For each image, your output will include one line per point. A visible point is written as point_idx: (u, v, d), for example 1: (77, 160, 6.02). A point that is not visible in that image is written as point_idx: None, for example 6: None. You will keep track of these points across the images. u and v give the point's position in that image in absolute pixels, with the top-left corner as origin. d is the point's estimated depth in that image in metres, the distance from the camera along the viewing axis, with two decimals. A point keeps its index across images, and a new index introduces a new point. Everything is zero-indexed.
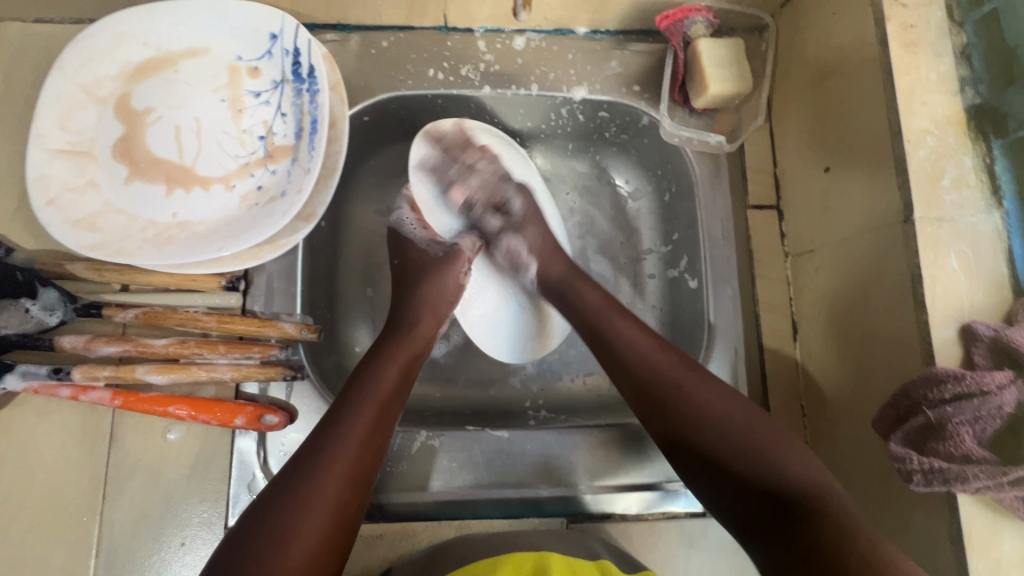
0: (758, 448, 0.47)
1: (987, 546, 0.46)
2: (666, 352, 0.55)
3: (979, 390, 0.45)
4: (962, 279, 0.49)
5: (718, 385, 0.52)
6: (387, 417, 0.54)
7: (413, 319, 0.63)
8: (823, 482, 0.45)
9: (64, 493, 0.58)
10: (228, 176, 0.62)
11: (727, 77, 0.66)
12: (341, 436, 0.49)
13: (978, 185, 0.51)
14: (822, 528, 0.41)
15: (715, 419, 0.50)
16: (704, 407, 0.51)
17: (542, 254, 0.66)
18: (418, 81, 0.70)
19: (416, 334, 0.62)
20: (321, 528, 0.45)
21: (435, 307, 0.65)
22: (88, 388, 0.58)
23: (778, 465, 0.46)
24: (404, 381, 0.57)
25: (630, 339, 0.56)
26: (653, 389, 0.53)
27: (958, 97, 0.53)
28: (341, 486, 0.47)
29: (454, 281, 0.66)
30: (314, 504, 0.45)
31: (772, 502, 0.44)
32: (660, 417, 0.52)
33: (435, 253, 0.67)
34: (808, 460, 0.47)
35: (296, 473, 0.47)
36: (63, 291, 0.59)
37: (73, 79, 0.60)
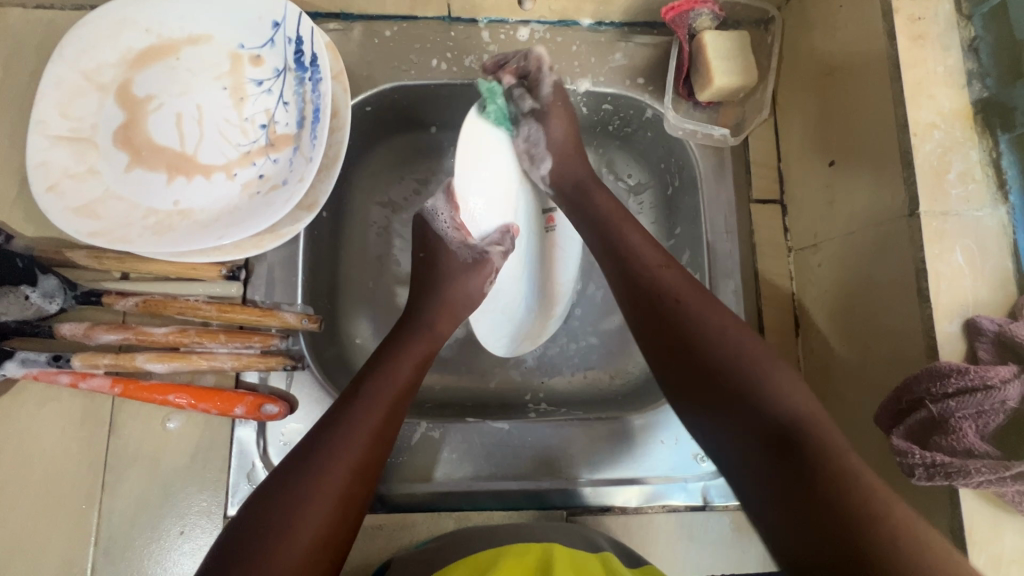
0: (747, 364, 0.47)
1: (989, 541, 0.45)
2: (669, 270, 0.54)
3: (983, 383, 0.44)
4: (967, 274, 0.49)
5: (724, 313, 0.51)
6: (395, 416, 0.53)
7: (429, 314, 0.63)
8: (806, 403, 0.45)
9: (63, 480, 0.58)
10: (229, 164, 0.62)
11: (732, 70, 0.66)
12: (349, 430, 0.49)
13: (984, 180, 0.51)
14: (807, 458, 0.41)
15: (711, 338, 0.49)
16: (703, 327, 0.50)
17: (565, 151, 0.66)
18: (421, 71, 0.70)
19: (430, 332, 0.62)
20: (323, 524, 0.44)
21: (451, 305, 0.64)
22: (88, 375, 0.57)
23: (765, 392, 0.45)
24: (415, 380, 0.57)
25: (635, 246, 0.57)
26: (659, 306, 0.53)
27: (966, 91, 0.52)
28: (347, 480, 0.47)
29: (479, 291, 0.66)
30: (320, 497, 0.45)
31: (754, 419, 0.45)
32: (658, 330, 0.52)
33: (465, 258, 0.65)
34: (796, 381, 0.46)
35: (300, 466, 0.47)
36: (63, 278, 0.59)
37: (74, 64, 0.59)
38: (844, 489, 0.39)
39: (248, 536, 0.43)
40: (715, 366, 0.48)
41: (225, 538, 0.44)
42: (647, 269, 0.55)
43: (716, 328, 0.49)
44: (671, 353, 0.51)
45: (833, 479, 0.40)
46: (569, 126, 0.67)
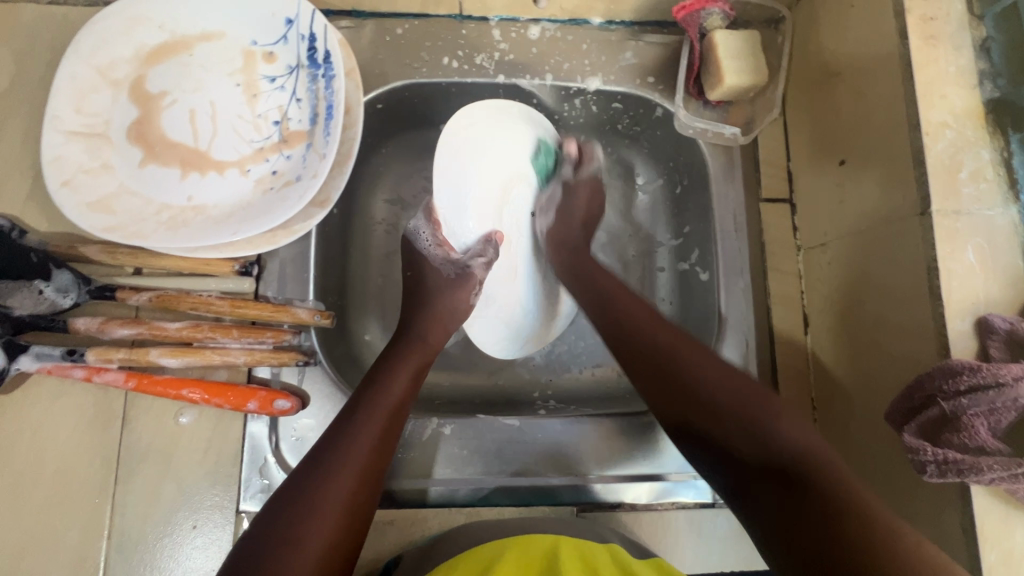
0: (747, 409, 0.47)
1: (1000, 537, 0.46)
2: (660, 326, 0.56)
3: (996, 381, 0.45)
4: (978, 273, 0.50)
5: (711, 356, 0.52)
6: (393, 428, 0.53)
7: (421, 326, 0.63)
8: (815, 444, 0.45)
9: (76, 474, 0.58)
10: (243, 161, 0.62)
11: (742, 69, 0.66)
12: (352, 440, 0.50)
13: (995, 179, 0.51)
14: (824, 507, 0.41)
15: (711, 386, 0.50)
16: (699, 377, 0.50)
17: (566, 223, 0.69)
18: (433, 69, 0.70)
19: (423, 343, 0.62)
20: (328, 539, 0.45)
21: (439, 317, 0.64)
22: (102, 370, 0.58)
23: (771, 434, 0.46)
24: (411, 389, 0.57)
25: (630, 312, 0.58)
26: (658, 358, 0.53)
27: (977, 91, 0.53)
28: (352, 491, 0.47)
29: (469, 303, 0.66)
30: (326, 508, 0.46)
31: (766, 467, 0.45)
32: (660, 391, 0.52)
33: (448, 273, 0.66)
34: (802, 425, 0.46)
35: (308, 476, 0.47)
36: (76, 273, 0.59)
37: (89, 61, 0.60)
38: (872, 532, 0.39)
39: (257, 549, 0.43)
40: (716, 413, 0.48)
41: (235, 553, 0.44)
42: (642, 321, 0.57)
43: (709, 372, 0.51)
44: (670, 403, 0.51)
45: (855, 521, 0.39)
46: (592, 197, 0.71)
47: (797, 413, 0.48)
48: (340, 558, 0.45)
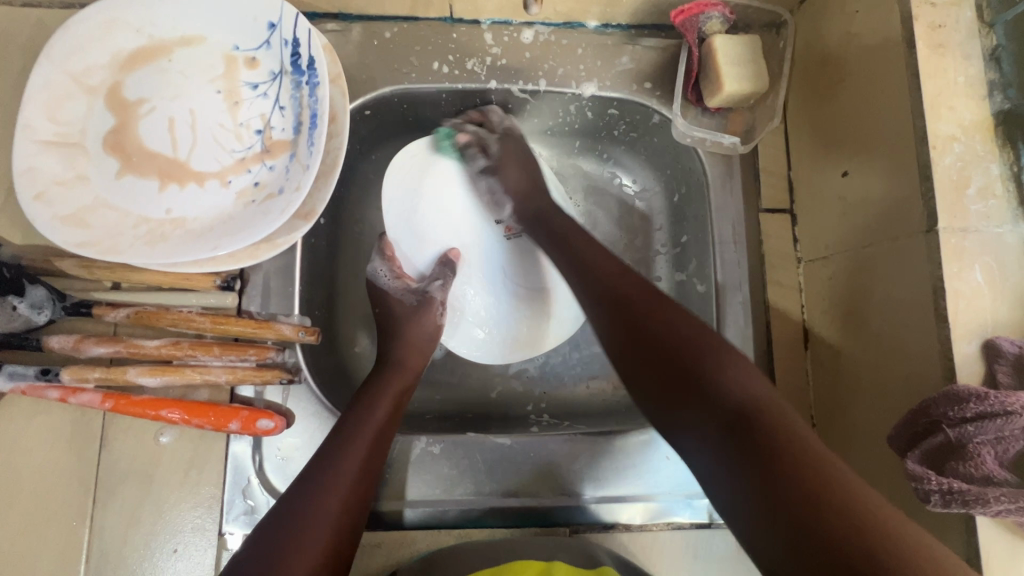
0: (705, 363, 0.46)
1: (1005, 570, 0.44)
2: (637, 286, 0.55)
3: (1003, 409, 0.43)
4: (987, 294, 0.48)
5: (684, 315, 0.51)
6: (382, 447, 0.53)
7: (399, 353, 0.63)
8: (767, 397, 0.44)
9: (52, 497, 0.56)
10: (224, 171, 0.60)
11: (743, 77, 0.64)
12: (342, 460, 0.49)
13: (1004, 195, 0.49)
14: (770, 453, 0.39)
15: (672, 337, 0.49)
16: (662, 341, 0.49)
17: (519, 190, 0.69)
18: (422, 75, 0.68)
19: (405, 369, 0.62)
20: (321, 553, 0.44)
21: (417, 343, 0.65)
22: (78, 390, 0.55)
23: (722, 383, 0.45)
24: (396, 409, 0.57)
25: (595, 262, 0.59)
26: (627, 322, 0.52)
27: (986, 103, 0.51)
28: (340, 513, 0.46)
29: (437, 323, 0.67)
30: (315, 530, 0.44)
31: (715, 408, 0.44)
32: (631, 325, 0.52)
33: (409, 302, 0.67)
34: (756, 377, 0.45)
35: (295, 500, 0.46)
36: (52, 288, 0.57)
37: (62, 66, 0.57)
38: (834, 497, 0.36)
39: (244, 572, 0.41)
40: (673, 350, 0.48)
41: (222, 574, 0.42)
42: (607, 277, 0.56)
43: (688, 340, 0.49)
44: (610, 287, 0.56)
45: (809, 470, 0.38)
46: (525, 172, 0.70)
47: (752, 366, 0.47)
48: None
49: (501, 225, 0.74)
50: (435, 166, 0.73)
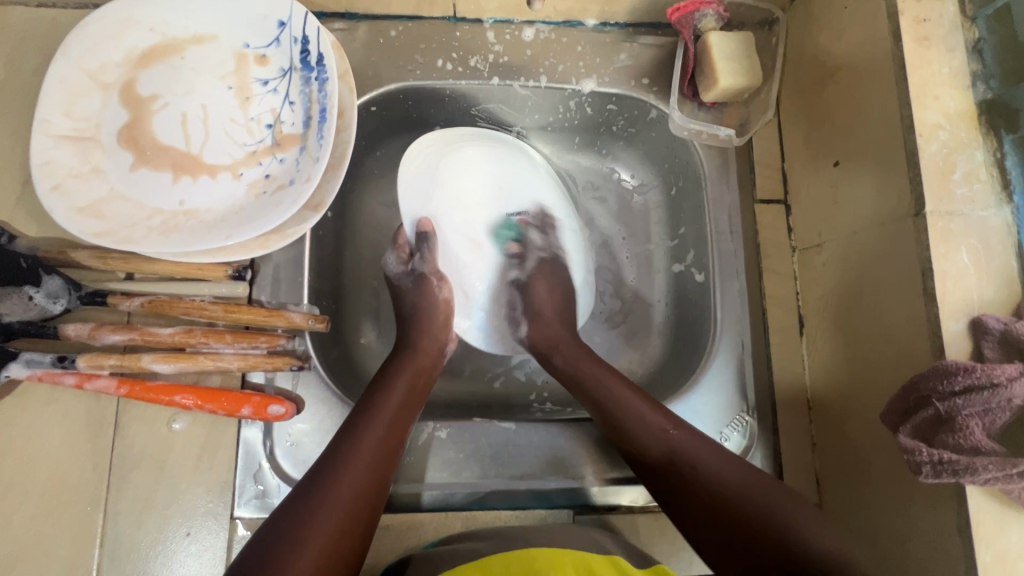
0: (770, 506, 0.49)
1: (994, 537, 0.46)
2: (660, 413, 0.57)
3: (990, 381, 0.45)
4: (973, 274, 0.50)
5: (715, 449, 0.54)
6: (400, 426, 0.55)
7: (416, 339, 0.64)
8: (840, 543, 0.46)
9: (67, 484, 0.58)
10: (235, 164, 0.61)
11: (737, 72, 0.66)
12: (357, 441, 0.52)
13: (989, 180, 0.52)
14: None
15: (719, 476, 0.52)
16: (717, 482, 0.51)
17: (539, 315, 0.68)
18: (427, 71, 0.70)
19: (423, 356, 0.63)
20: (336, 528, 0.46)
21: (433, 329, 0.66)
22: (93, 376, 0.57)
23: (792, 532, 0.47)
24: (415, 390, 0.59)
25: (634, 412, 0.57)
26: (664, 453, 0.55)
27: (970, 92, 0.53)
28: (355, 493, 0.48)
29: (439, 301, 0.68)
30: (328, 509, 0.47)
31: (789, 564, 0.45)
32: (670, 479, 0.54)
33: (407, 284, 0.68)
34: (820, 517, 0.48)
35: (314, 477, 0.49)
36: (67, 279, 0.59)
37: (79, 65, 0.59)
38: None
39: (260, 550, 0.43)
40: (727, 508, 0.50)
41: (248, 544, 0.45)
42: (639, 417, 0.57)
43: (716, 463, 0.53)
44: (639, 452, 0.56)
45: None
46: (552, 292, 0.70)
47: (815, 509, 0.50)
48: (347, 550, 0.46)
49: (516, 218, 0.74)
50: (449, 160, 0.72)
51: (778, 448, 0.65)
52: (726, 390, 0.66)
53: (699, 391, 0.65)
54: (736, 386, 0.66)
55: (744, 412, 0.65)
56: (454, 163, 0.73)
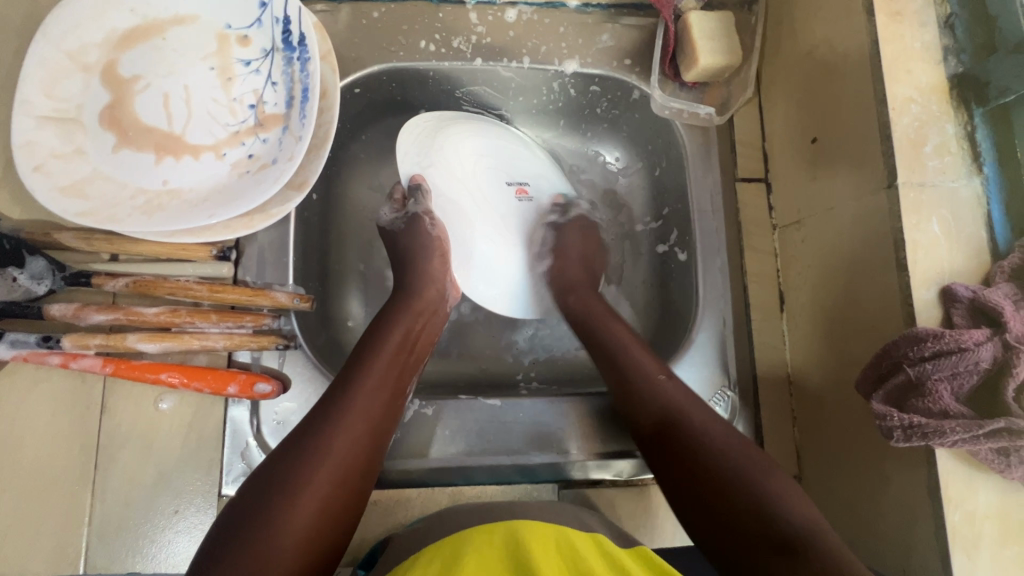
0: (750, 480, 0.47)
1: (963, 499, 0.47)
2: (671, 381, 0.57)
3: (958, 346, 0.46)
4: (943, 244, 0.51)
5: (716, 419, 0.53)
6: (396, 380, 0.57)
7: (415, 285, 0.65)
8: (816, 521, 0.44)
9: (53, 464, 0.58)
10: (218, 145, 0.62)
11: (717, 51, 0.67)
12: (357, 394, 0.53)
13: (959, 152, 0.53)
14: None
15: (713, 451, 0.49)
16: (720, 442, 0.50)
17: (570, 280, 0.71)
18: (410, 53, 0.70)
19: (422, 301, 0.64)
20: (332, 478, 0.48)
21: (433, 277, 0.67)
22: (79, 355, 0.57)
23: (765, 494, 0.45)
24: (409, 343, 0.60)
25: (640, 366, 0.58)
26: (690, 441, 0.51)
27: (942, 66, 0.54)
28: (354, 447, 0.51)
29: (431, 238, 0.68)
30: (326, 465, 0.48)
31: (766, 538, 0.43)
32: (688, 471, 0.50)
33: (399, 226, 0.69)
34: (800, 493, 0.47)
35: (314, 423, 0.51)
36: (51, 260, 0.59)
37: (59, 45, 0.59)
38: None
39: (260, 505, 0.45)
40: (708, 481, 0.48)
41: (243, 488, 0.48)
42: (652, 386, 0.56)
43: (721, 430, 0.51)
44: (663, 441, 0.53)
45: None
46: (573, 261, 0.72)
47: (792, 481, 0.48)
48: (342, 501, 0.49)
49: (514, 187, 0.75)
50: (442, 140, 0.73)
51: (759, 421, 0.66)
52: (708, 365, 0.67)
53: (681, 366, 0.67)
54: (718, 361, 0.67)
55: (725, 387, 0.66)
56: (448, 143, 0.73)
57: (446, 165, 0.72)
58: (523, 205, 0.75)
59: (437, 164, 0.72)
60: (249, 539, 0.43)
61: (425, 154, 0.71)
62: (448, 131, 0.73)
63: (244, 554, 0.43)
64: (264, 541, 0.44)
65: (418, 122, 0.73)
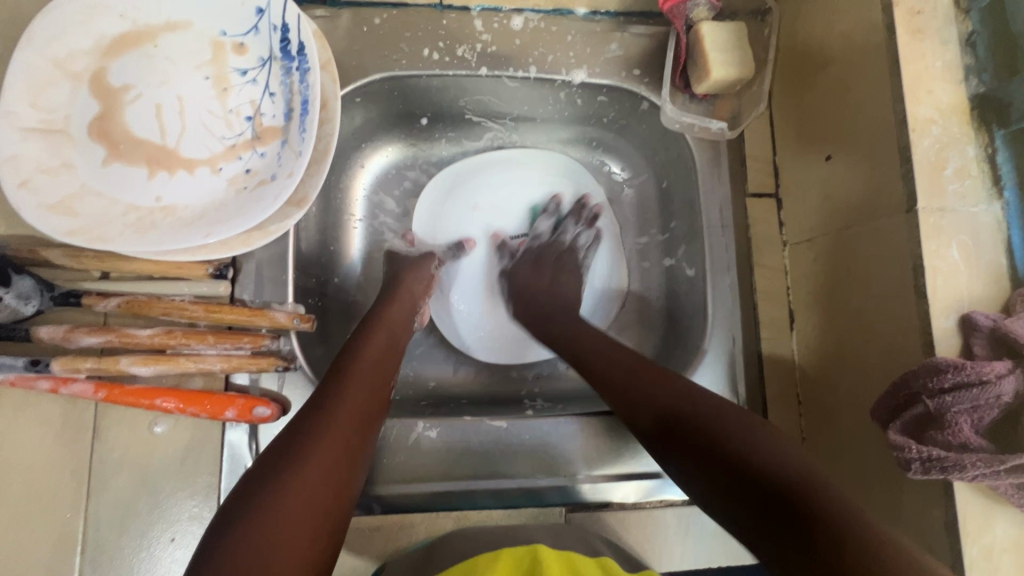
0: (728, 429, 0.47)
1: (981, 532, 0.46)
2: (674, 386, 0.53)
3: (979, 379, 0.45)
4: (963, 270, 0.50)
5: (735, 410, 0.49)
6: (378, 384, 0.54)
7: (387, 305, 0.64)
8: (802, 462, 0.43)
9: (44, 491, 0.56)
10: (214, 159, 0.59)
11: (729, 63, 0.65)
12: (340, 395, 0.50)
13: (979, 176, 0.51)
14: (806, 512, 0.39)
15: (713, 425, 0.47)
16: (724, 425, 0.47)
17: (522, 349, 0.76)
18: (412, 61, 0.68)
19: (393, 317, 0.63)
20: (322, 475, 0.44)
21: (404, 300, 0.66)
22: (69, 381, 0.55)
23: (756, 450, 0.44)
24: (388, 353, 0.58)
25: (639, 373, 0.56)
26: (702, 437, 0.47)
27: (963, 86, 0.52)
28: (342, 446, 0.46)
29: (427, 270, 0.72)
30: (315, 463, 0.44)
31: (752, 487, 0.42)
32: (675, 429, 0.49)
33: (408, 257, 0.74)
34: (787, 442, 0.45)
35: (295, 428, 0.47)
36: (38, 278, 0.56)
37: (44, 52, 0.56)
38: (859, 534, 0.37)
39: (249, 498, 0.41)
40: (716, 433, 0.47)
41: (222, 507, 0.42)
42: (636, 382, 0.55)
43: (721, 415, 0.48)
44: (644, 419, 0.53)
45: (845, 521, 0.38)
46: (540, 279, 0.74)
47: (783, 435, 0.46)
48: (334, 502, 0.44)
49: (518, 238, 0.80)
50: (470, 176, 0.80)
51: None
52: (716, 385, 0.66)
53: None
54: (727, 380, 0.66)
55: None
56: (473, 183, 0.80)
57: (466, 203, 0.80)
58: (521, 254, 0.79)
59: (458, 201, 0.80)
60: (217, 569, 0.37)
61: (452, 191, 0.80)
62: (477, 172, 0.80)
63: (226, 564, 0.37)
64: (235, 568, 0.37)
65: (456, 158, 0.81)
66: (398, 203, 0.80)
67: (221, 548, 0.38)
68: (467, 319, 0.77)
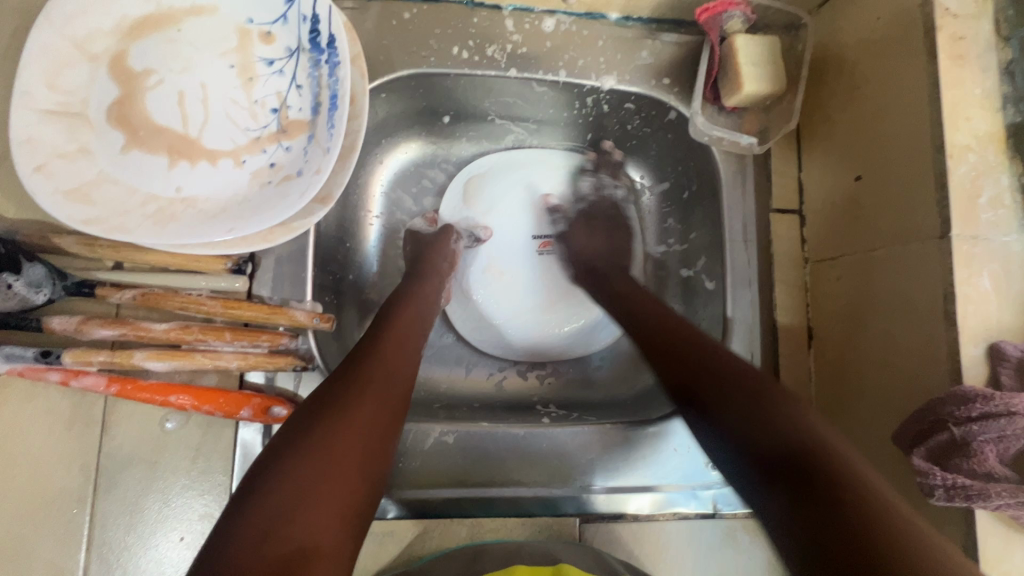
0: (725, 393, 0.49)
1: (998, 559, 0.47)
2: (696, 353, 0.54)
3: (1007, 410, 0.45)
4: (993, 299, 0.50)
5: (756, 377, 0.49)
6: (410, 343, 0.55)
7: (425, 274, 0.66)
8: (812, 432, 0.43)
9: (51, 485, 0.54)
10: (237, 151, 0.58)
11: (762, 77, 0.64)
12: (376, 353, 0.51)
13: (1013, 206, 0.52)
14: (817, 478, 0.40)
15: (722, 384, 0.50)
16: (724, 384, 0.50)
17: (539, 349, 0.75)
18: (442, 59, 0.66)
19: (430, 287, 0.64)
20: (364, 425, 0.45)
21: (441, 272, 0.68)
22: (81, 373, 0.53)
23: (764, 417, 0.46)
24: (421, 317, 0.60)
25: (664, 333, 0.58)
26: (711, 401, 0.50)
27: (1000, 115, 0.53)
28: (383, 398, 0.48)
29: (450, 249, 0.71)
30: (357, 414, 0.45)
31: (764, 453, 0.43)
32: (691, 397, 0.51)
33: (430, 234, 0.73)
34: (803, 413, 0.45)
35: (337, 383, 0.48)
36: (50, 267, 0.54)
37: (62, 31, 0.53)
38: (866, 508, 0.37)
39: (292, 448, 0.42)
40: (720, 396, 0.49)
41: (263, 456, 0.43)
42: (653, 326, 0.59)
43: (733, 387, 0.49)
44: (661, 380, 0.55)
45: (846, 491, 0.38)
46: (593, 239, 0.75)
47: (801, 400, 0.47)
48: (376, 451, 0.45)
49: (539, 240, 0.77)
50: (503, 171, 0.78)
51: None
52: None
53: None
54: None
55: None
56: (507, 179, 0.78)
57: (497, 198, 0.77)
58: (545, 258, 0.77)
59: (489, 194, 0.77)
60: (234, 554, 0.36)
61: (485, 183, 0.77)
62: (511, 168, 0.78)
63: (272, 501, 0.39)
64: (262, 531, 0.37)
65: (479, 154, 0.80)
66: (416, 201, 0.79)
67: (265, 491, 0.39)
68: (481, 321, 0.75)
